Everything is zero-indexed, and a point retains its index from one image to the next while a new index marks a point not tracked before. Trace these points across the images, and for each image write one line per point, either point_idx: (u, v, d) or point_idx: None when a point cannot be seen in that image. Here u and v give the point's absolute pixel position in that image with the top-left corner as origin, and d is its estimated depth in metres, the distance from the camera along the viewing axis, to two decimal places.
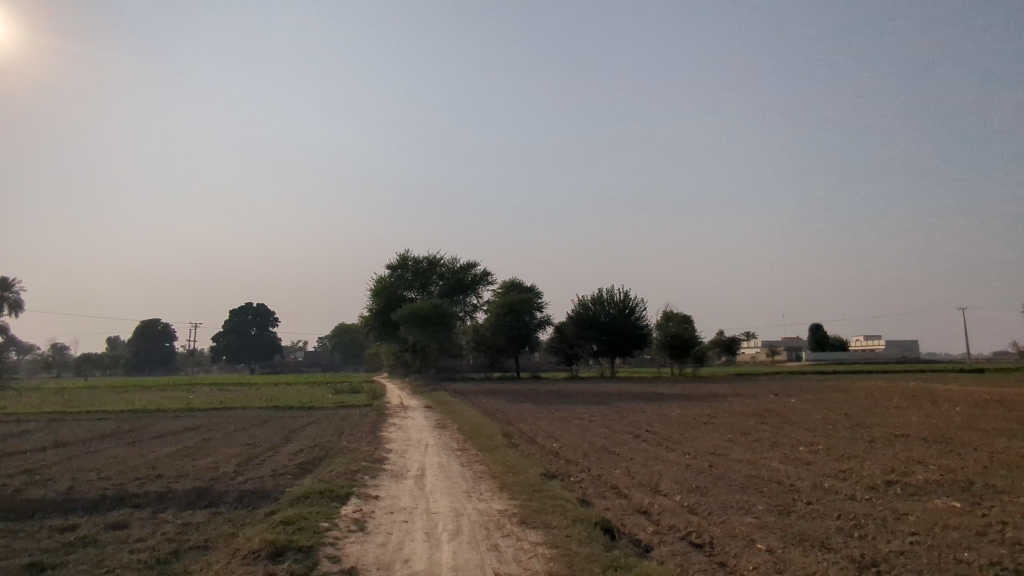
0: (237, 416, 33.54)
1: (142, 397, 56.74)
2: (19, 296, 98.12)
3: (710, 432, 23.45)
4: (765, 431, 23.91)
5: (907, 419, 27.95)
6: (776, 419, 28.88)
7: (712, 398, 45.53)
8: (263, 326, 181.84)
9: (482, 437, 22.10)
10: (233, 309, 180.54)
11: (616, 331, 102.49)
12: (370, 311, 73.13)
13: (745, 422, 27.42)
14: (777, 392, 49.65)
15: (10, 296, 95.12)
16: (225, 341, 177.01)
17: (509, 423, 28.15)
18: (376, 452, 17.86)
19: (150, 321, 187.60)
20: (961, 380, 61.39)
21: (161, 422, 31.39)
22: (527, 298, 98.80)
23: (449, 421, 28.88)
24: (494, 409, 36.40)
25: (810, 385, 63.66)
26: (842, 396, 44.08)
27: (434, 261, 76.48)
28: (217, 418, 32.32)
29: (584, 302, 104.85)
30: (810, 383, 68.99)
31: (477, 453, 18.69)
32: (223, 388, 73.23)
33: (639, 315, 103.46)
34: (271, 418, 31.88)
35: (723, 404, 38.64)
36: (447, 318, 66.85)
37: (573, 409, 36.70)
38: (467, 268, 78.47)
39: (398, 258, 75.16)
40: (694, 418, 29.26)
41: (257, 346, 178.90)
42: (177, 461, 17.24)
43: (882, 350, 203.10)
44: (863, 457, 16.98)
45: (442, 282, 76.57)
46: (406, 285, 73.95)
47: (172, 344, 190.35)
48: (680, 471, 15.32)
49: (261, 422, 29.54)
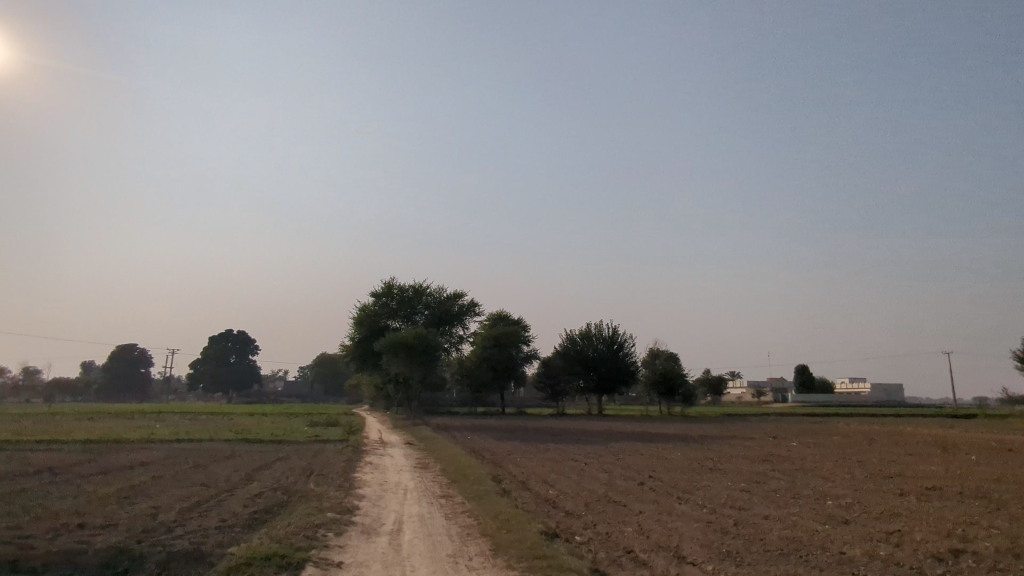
0: (200, 449, 30.73)
1: (104, 425, 53.28)
2: None
3: (721, 480, 21.31)
4: (780, 480, 21.83)
5: (926, 468, 25.95)
6: (785, 465, 26.72)
7: (707, 440, 43.34)
8: (242, 354, 177.34)
9: (468, 481, 19.75)
10: (212, 336, 176.18)
11: (604, 367, 100.20)
12: (352, 339, 70.56)
13: (753, 468, 25.28)
14: (775, 435, 47.47)
15: None
16: (202, 369, 172.19)
17: (498, 465, 25.82)
18: (347, 498, 15.47)
19: (126, 345, 182.51)
20: (958, 426, 59.74)
21: (114, 454, 28.54)
22: (514, 331, 96.59)
23: (433, 461, 26.46)
24: (480, 448, 33.96)
25: (804, 428, 61.65)
26: (842, 440, 42.10)
27: (420, 289, 74.22)
28: (177, 452, 29.54)
29: (571, 336, 102.75)
30: (804, 425, 67.13)
31: (464, 502, 16.37)
32: (194, 418, 69.79)
33: (628, 351, 101.45)
34: (236, 452, 29.10)
35: (722, 447, 36.50)
36: (431, 349, 64.43)
37: (565, 449, 34.38)
38: (454, 298, 76.20)
39: (384, 285, 72.93)
40: (698, 463, 27.02)
41: (236, 374, 174.25)
42: (110, 505, 14.70)
43: (867, 393, 202.24)
44: (906, 517, 14.85)
45: (428, 312, 74.20)
46: (390, 314, 71.55)
47: (147, 370, 184.88)
48: (701, 530, 13.17)
49: (223, 458, 26.80)
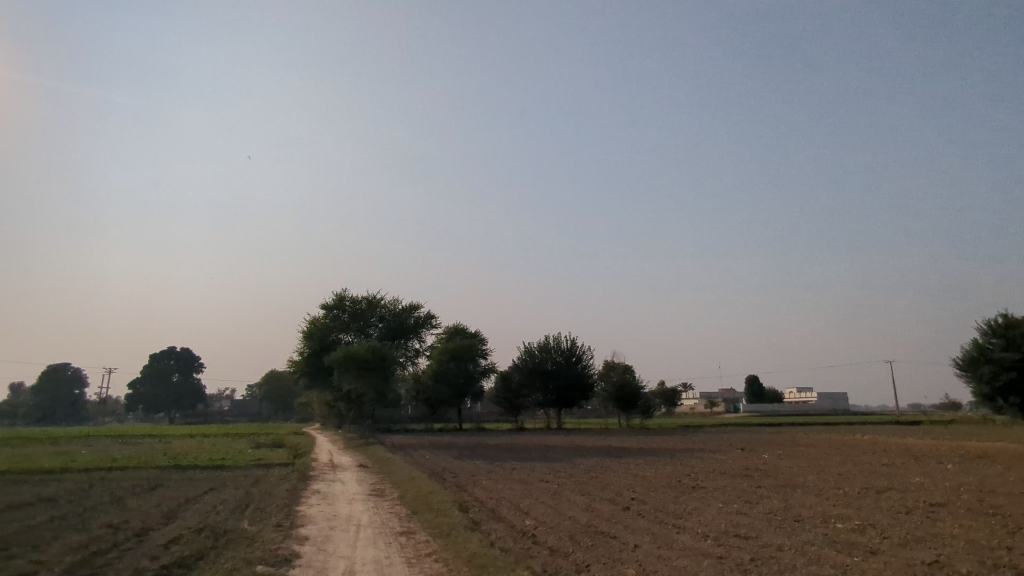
0: (123, 479, 27.28)
1: (22, 452, 48.28)
2: None
3: (710, 501, 19.52)
4: (770, 498, 20.24)
5: (910, 480, 24.82)
6: (767, 480, 25.23)
7: (675, 454, 41.76)
8: (185, 373, 169.15)
9: (431, 511, 17.32)
10: (152, 354, 167.04)
11: (563, 380, 98.43)
12: (301, 355, 66.87)
13: (736, 484, 23.65)
14: (743, 448, 46.23)
15: None
16: (142, 389, 162.86)
17: (462, 489, 23.45)
18: (288, 542, 12.89)
19: (58, 365, 171.35)
20: (914, 433, 60.02)
21: (20, 488, 24.95)
22: (471, 344, 93.95)
23: (389, 486, 23.90)
24: (441, 468, 31.48)
25: (765, 439, 60.93)
26: (811, 451, 41.15)
27: (374, 301, 71.03)
28: (93, 482, 26.12)
29: (530, 349, 100.70)
30: (765, 435, 66.56)
31: (429, 539, 13.99)
32: (127, 442, 64.51)
33: (586, 364, 100.04)
34: (163, 481, 25.90)
35: (695, 461, 34.93)
36: (386, 363, 61.34)
37: (532, 467, 32.26)
38: (409, 310, 73.16)
39: (335, 297, 69.52)
40: (675, 480, 25.34)
41: (178, 394, 165.62)
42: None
43: (816, 402, 206.68)
44: (931, 543, 13.28)
45: (382, 325, 70.98)
46: (342, 327, 68.08)
47: (82, 391, 174.01)
48: (714, 568, 11.25)
49: (145, 489, 23.58)
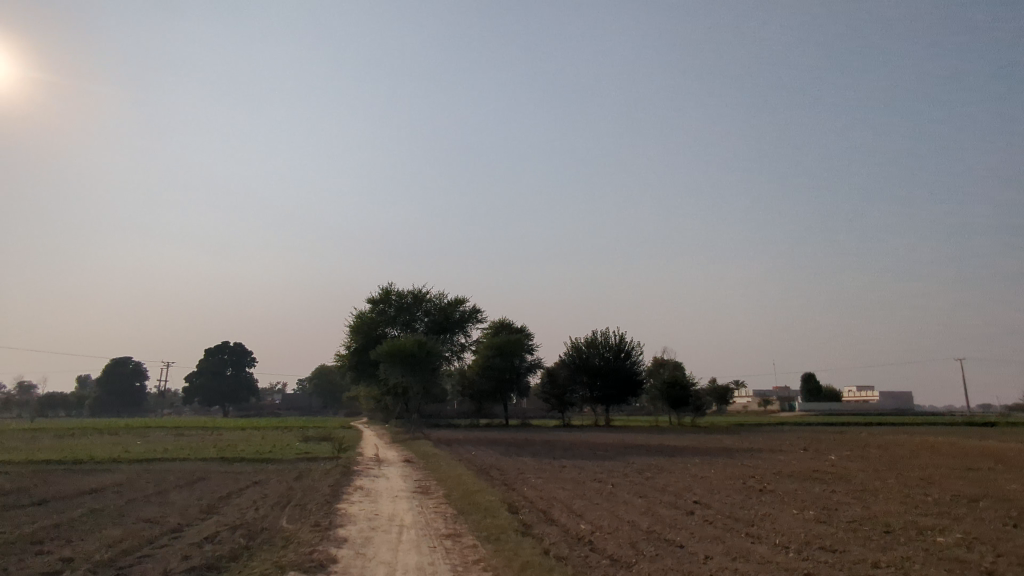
0: (170, 471, 27.14)
1: (81, 442, 49.61)
2: None
3: (783, 507, 17.78)
4: (851, 507, 18.37)
5: (1006, 487, 22.41)
6: (842, 484, 23.17)
7: (733, 454, 39.67)
8: (238, 367, 173.69)
9: (478, 511, 16.21)
10: (207, 348, 172.15)
11: (611, 376, 96.41)
12: (348, 349, 67.07)
13: (809, 488, 21.80)
14: (807, 449, 43.66)
15: None
16: (198, 382, 167.96)
17: (510, 488, 22.28)
18: (324, 544, 11.91)
19: (120, 358, 178.31)
20: (992, 436, 55.90)
21: (70, 478, 25.02)
22: (517, 339, 92.83)
23: (435, 483, 22.91)
24: (488, 465, 30.44)
25: (828, 439, 57.81)
26: (883, 453, 38.43)
27: (419, 295, 70.64)
28: (141, 474, 26.00)
29: (577, 344, 99.00)
30: (826, 435, 63.26)
31: (478, 544, 12.85)
32: (181, 433, 65.84)
33: (635, 359, 97.68)
34: (208, 474, 25.59)
35: (757, 462, 32.94)
36: (432, 357, 60.77)
37: (583, 466, 30.92)
38: (455, 304, 72.42)
39: (381, 291, 69.43)
40: (739, 482, 23.62)
41: (232, 387, 170.16)
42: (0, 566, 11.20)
43: (877, 402, 197.82)
44: None
45: (428, 319, 70.48)
46: (388, 321, 67.96)
47: (143, 384, 180.78)
48: None
49: (188, 482, 23.27)
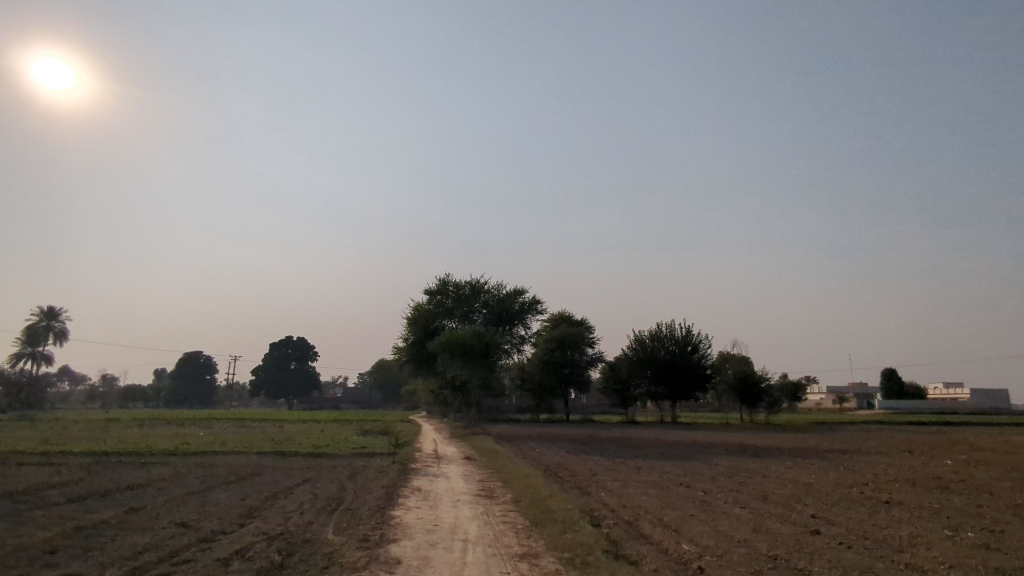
0: (220, 465, 25.77)
1: (146, 433, 49.84)
2: (63, 324, 110.15)
3: (928, 528, 14.47)
4: (1020, 534, 14.84)
5: None
6: (982, 500, 19.59)
7: (825, 456, 35.89)
8: (302, 361, 177.20)
9: (555, 524, 13.63)
10: (272, 342, 176.42)
11: (677, 371, 92.22)
12: (406, 341, 65.88)
13: (945, 503, 18.33)
14: (909, 452, 39.43)
15: (55, 326, 107.82)
16: (264, 376, 172.36)
17: (586, 493, 19.64)
18: (371, 569, 9.53)
19: (192, 353, 184.90)
20: None
21: (120, 472, 23.83)
22: (577, 332, 89.83)
23: (500, 486, 20.46)
24: (556, 465, 27.87)
25: (925, 441, 52.79)
26: (1003, 460, 33.93)
27: (477, 286, 68.53)
28: (191, 468, 24.62)
29: (640, 338, 95.18)
30: (920, 436, 57.96)
31: (560, 570, 10.24)
32: (245, 426, 66.12)
33: (702, 353, 93.11)
34: (257, 470, 23.92)
35: (861, 468, 29.21)
36: (491, 349, 58.72)
37: (661, 468, 27.96)
38: (514, 295, 69.92)
39: (438, 282, 67.80)
40: (854, 492, 20.30)
41: (296, 380, 173.94)
42: None
43: (965, 400, 184.59)
44: None
45: (486, 311, 68.33)
46: (446, 313, 66.42)
47: (213, 376, 187.23)
48: None
49: (235, 479, 21.62)
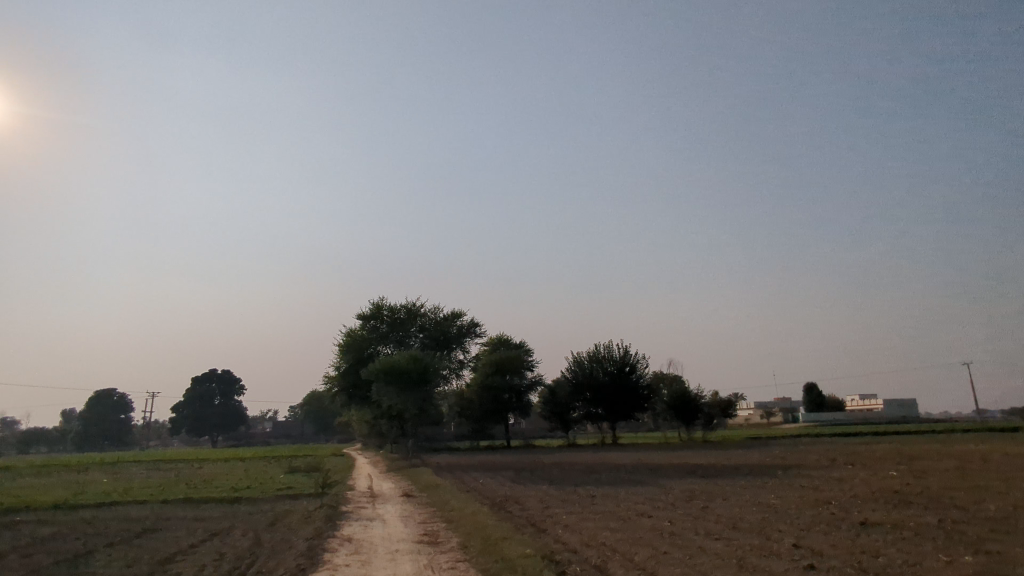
0: (115, 519, 22.14)
1: (39, 482, 44.33)
2: None
3: (924, 557, 13.14)
4: (1012, 553, 13.84)
5: None
6: (955, 517, 18.70)
7: (775, 473, 35.28)
8: (227, 395, 167.14)
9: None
10: (194, 376, 166.01)
11: (616, 392, 91.66)
12: (338, 370, 62.31)
13: (925, 525, 17.24)
14: (852, 464, 39.48)
15: None
16: (185, 413, 161.48)
17: (543, 533, 17.62)
18: None
19: (103, 390, 171.78)
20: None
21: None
22: (516, 355, 88.02)
23: (445, 530, 18.07)
24: (504, 498, 25.68)
25: (860, 451, 53.67)
26: (944, 467, 34.23)
27: (414, 310, 65.69)
28: (74, 527, 20.82)
29: (579, 359, 94.26)
30: (855, 447, 58.98)
31: None
32: (159, 467, 60.42)
33: (640, 373, 93.02)
34: (159, 523, 20.46)
35: (815, 484, 28.61)
36: (429, 375, 55.99)
37: (616, 495, 26.22)
38: (452, 318, 67.45)
39: (372, 306, 64.66)
40: (824, 517, 19.15)
41: (220, 416, 163.87)
42: None
43: (882, 410, 194.10)
44: None
45: (423, 335, 65.49)
46: (380, 339, 63.24)
47: (128, 416, 174.18)
48: None
49: (124, 541, 18.14)
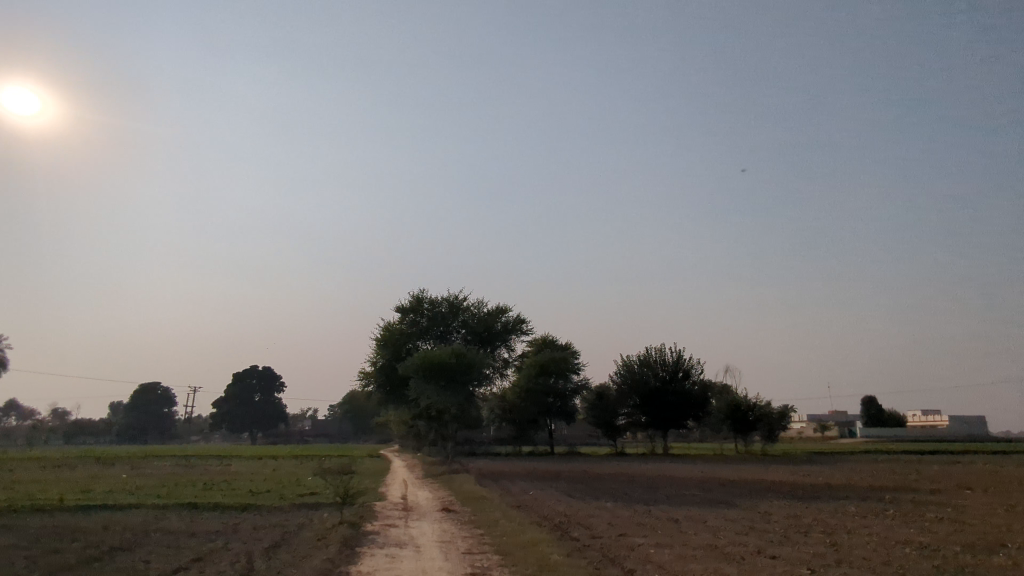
0: (91, 530, 18.04)
1: (60, 475, 41.73)
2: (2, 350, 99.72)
3: None
4: None
5: None
6: None
7: (881, 497, 29.72)
8: (267, 392, 166.53)
9: None
10: (236, 373, 166.06)
11: (668, 399, 85.60)
12: (375, 366, 58.59)
13: None
14: (970, 488, 33.49)
15: None
16: (225, 409, 161.39)
17: None
18: None
19: (149, 384, 173.50)
20: None
21: None
22: (563, 356, 83.09)
23: (501, 567, 13.42)
24: (564, 519, 20.98)
25: (959, 471, 47.09)
26: None
27: (456, 304, 61.33)
28: (37, 539, 16.73)
29: (628, 364, 88.52)
30: (947, 467, 52.29)
31: None
32: (189, 463, 57.73)
33: (694, 380, 86.73)
34: (137, 539, 16.22)
35: (951, 515, 23.00)
36: (472, 373, 51.54)
37: (703, 520, 21.26)
38: (497, 313, 62.67)
39: (412, 299, 60.66)
40: None
41: (260, 413, 163.31)
42: None
43: (947, 427, 182.43)
44: None
45: (466, 331, 61.08)
46: (419, 334, 59.23)
47: (171, 409, 175.69)
48: None
49: (78, 566, 13.81)
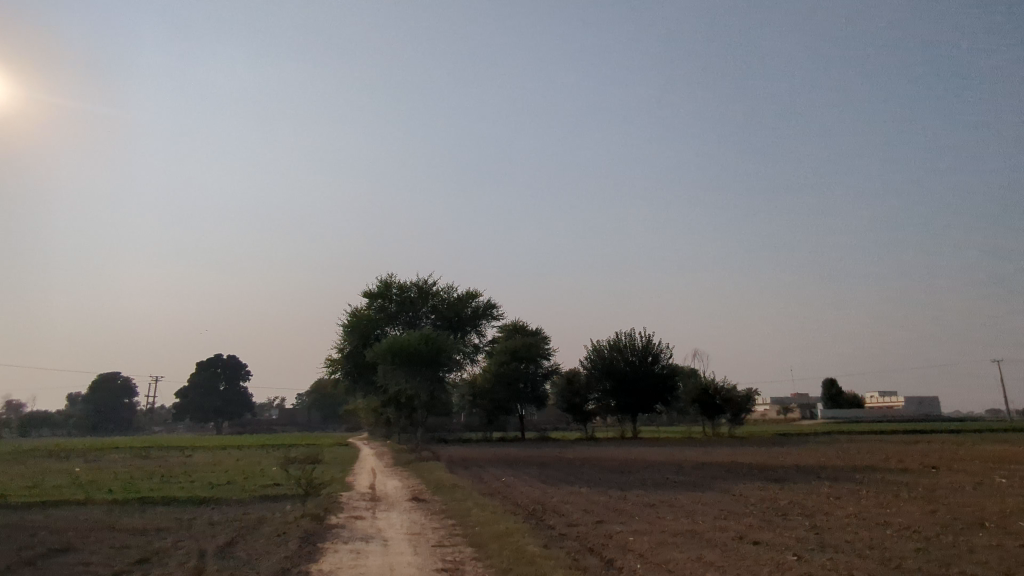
0: (30, 529, 16.71)
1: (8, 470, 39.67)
2: None
3: None
4: None
5: None
6: None
7: (851, 477, 29.86)
8: (232, 381, 162.88)
9: None
10: (200, 362, 162.02)
11: (638, 383, 85.92)
12: (342, 352, 57.22)
13: None
14: (935, 467, 33.96)
15: None
16: (189, 399, 157.51)
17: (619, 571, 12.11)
18: None
19: (108, 374, 168.20)
20: None
21: None
22: (533, 342, 82.61)
23: (476, 561, 12.67)
24: (538, 507, 20.31)
25: (921, 450, 48.09)
26: None
27: (425, 289, 60.14)
28: None
29: (598, 349, 88.52)
30: (909, 446, 53.46)
31: None
32: (148, 454, 55.75)
33: (663, 364, 87.17)
34: (80, 539, 15.01)
35: (923, 495, 23.06)
36: (441, 359, 50.60)
37: (680, 504, 20.84)
38: (467, 298, 61.65)
39: (380, 284, 59.27)
40: (1007, 552, 13.72)
41: (225, 402, 159.76)
42: None
43: (903, 407, 188.39)
44: None
45: (435, 316, 60.01)
46: (388, 320, 57.97)
47: (132, 400, 170.78)
48: None
49: (13, 570, 12.62)
